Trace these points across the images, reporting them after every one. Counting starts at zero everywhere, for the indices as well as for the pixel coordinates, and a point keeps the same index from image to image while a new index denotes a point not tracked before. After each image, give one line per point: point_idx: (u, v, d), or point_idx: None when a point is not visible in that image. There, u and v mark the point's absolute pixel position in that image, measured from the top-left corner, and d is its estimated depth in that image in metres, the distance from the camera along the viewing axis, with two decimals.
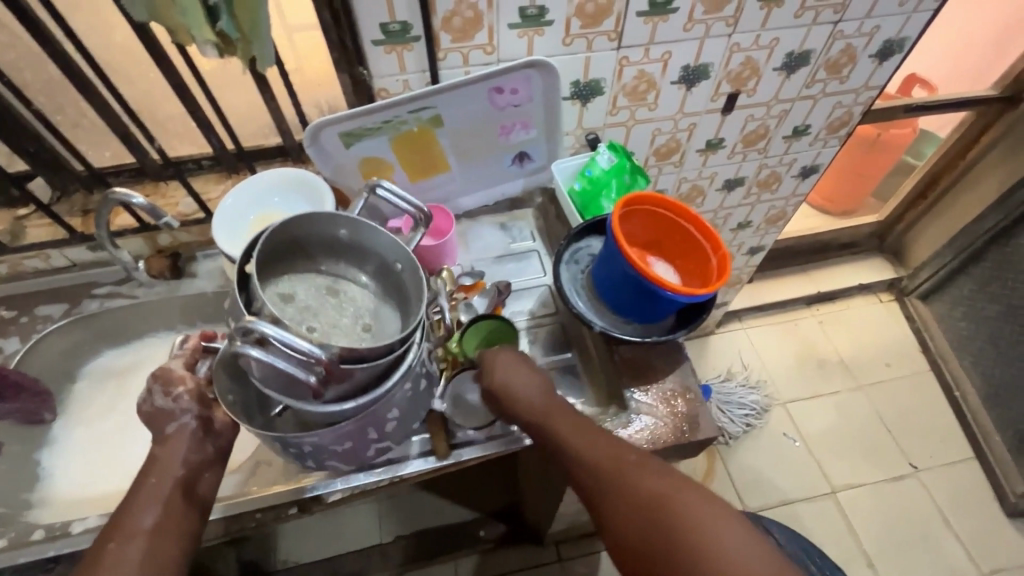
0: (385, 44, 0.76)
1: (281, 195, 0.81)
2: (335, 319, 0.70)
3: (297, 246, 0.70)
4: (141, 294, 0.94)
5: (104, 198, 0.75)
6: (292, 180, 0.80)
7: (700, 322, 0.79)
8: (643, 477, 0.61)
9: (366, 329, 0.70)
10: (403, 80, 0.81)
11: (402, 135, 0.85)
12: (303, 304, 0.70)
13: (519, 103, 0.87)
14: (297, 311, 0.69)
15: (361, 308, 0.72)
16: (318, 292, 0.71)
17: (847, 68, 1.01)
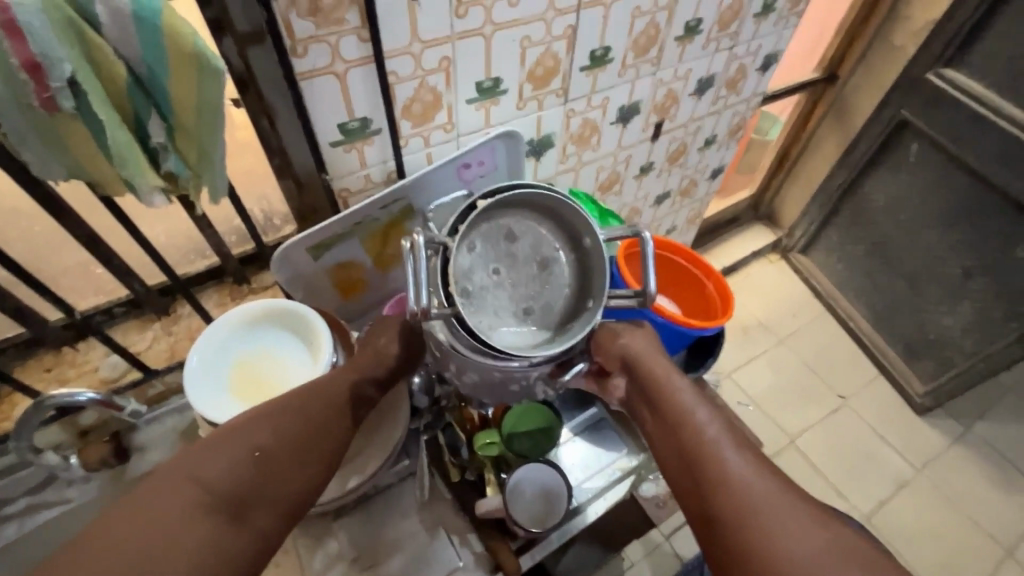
0: (344, 143, 0.69)
1: (254, 335, 0.68)
2: (516, 285, 0.61)
3: (543, 215, 0.62)
4: (76, 493, 0.74)
5: (28, 407, 0.59)
6: (262, 313, 0.68)
7: (720, 352, 0.81)
8: (781, 503, 0.52)
9: (526, 313, 0.61)
10: (365, 174, 0.74)
11: (373, 233, 0.76)
12: (512, 255, 0.61)
13: (485, 174, 0.82)
14: (501, 252, 0.61)
15: (549, 300, 0.61)
16: (533, 256, 0.62)
17: (740, 82, 1.13)
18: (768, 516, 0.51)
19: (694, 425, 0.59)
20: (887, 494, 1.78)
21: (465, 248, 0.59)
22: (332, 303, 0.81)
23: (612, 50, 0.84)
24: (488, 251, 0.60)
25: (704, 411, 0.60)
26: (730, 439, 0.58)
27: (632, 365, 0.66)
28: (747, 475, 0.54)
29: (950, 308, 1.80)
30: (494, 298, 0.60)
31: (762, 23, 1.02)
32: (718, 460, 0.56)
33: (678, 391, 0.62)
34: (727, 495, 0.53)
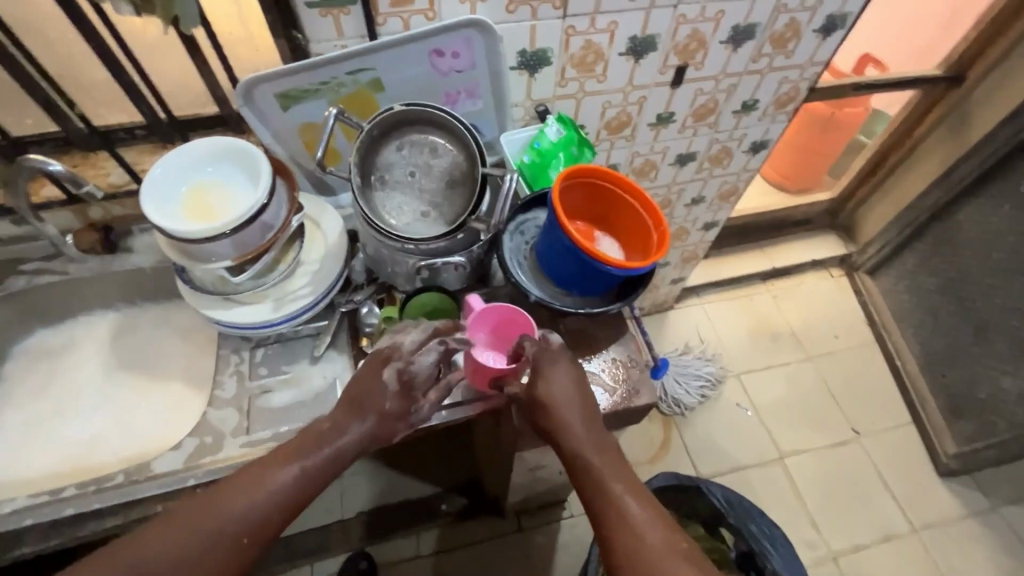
0: (320, 6, 0.73)
1: (213, 164, 0.78)
2: (422, 191, 0.77)
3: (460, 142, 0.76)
4: (73, 270, 0.90)
5: (17, 166, 0.77)
6: (224, 150, 0.77)
7: (635, 297, 0.80)
8: (608, 457, 0.69)
9: (419, 215, 0.76)
10: (341, 45, 0.79)
11: (341, 98, 0.83)
12: (427, 166, 0.77)
13: (461, 69, 0.85)
14: (421, 163, 0.77)
15: (442, 209, 0.76)
16: (445, 174, 0.77)
17: (792, 42, 1.02)
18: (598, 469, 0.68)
19: (561, 398, 0.71)
20: (868, 541, 1.65)
21: (389, 149, 0.76)
22: (306, 165, 0.90)
23: None
24: (411, 157, 0.76)
25: (575, 393, 0.72)
26: (586, 409, 0.72)
27: (540, 357, 0.73)
28: (589, 439, 0.70)
29: (1014, 370, 1.57)
30: (399, 193, 0.76)
31: None
32: (568, 433, 0.70)
33: (557, 381, 0.72)
34: (574, 454, 0.70)
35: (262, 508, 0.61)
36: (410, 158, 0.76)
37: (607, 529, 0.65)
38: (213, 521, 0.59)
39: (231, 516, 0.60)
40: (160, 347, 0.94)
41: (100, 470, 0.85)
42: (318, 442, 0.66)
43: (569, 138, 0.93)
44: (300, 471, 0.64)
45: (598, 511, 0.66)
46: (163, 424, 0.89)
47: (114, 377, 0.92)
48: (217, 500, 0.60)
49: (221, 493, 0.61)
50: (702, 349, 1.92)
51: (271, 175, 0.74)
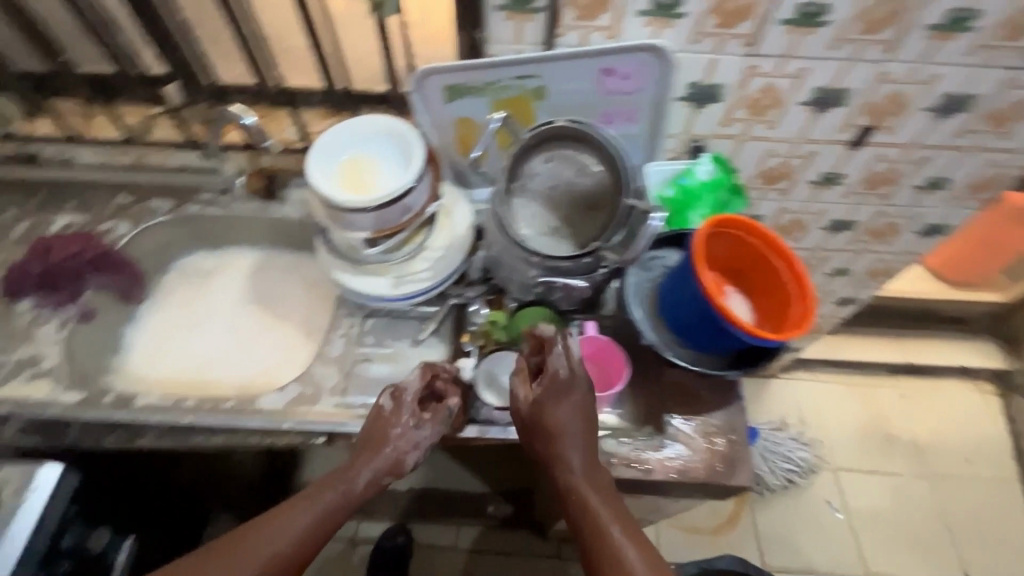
0: (507, 10, 0.74)
1: (372, 139, 0.82)
2: (559, 207, 0.76)
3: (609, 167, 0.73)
4: (236, 207, 1.01)
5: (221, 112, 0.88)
6: (385, 129, 0.82)
7: (757, 369, 0.73)
8: (604, 488, 0.68)
9: (549, 230, 0.75)
10: (516, 50, 0.80)
11: (501, 100, 0.84)
12: (569, 183, 0.75)
13: (626, 91, 0.83)
14: (565, 179, 0.76)
15: (574, 229, 0.75)
16: (586, 195, 0.75)
17: (1014, 123, 0.87)
18: (592, 504, 0.66)
19: (562, 423, 0.69)
20: None
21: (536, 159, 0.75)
22: (452, 156, 0.93)
23: (830, 12, 0.73)
24: (555, 171, 0.75)
25: (577, 420, 0.70)
26: (582, 438, 0.69)
27: (549, 387, 0.70)
28: (587, 468, 0.68)
29: None
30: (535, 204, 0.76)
31: None
32: (565, 462, 0.68)
33: (562, 409, 0.69)
34: (570, 483, 0.68)
35: (308, 524, 0.68)
36: (555, 172, 0.75)
37: (597, 560, 0.63)
38: (291, 520, 0.68)
39: (283, 534, 0.66)
40: (287, 294, 1.04)
41: (215, 388, 0.95)
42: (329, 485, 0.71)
43: (719, 179, 0.88)
44: (314, 514, 0.69)
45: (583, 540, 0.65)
46: (274, 363, 0.97)
47: (244, 310, 1.02)
48: (261, 533, 0.66)
49: (269, 523, 0.67)
50: (799, 430, 1.74)
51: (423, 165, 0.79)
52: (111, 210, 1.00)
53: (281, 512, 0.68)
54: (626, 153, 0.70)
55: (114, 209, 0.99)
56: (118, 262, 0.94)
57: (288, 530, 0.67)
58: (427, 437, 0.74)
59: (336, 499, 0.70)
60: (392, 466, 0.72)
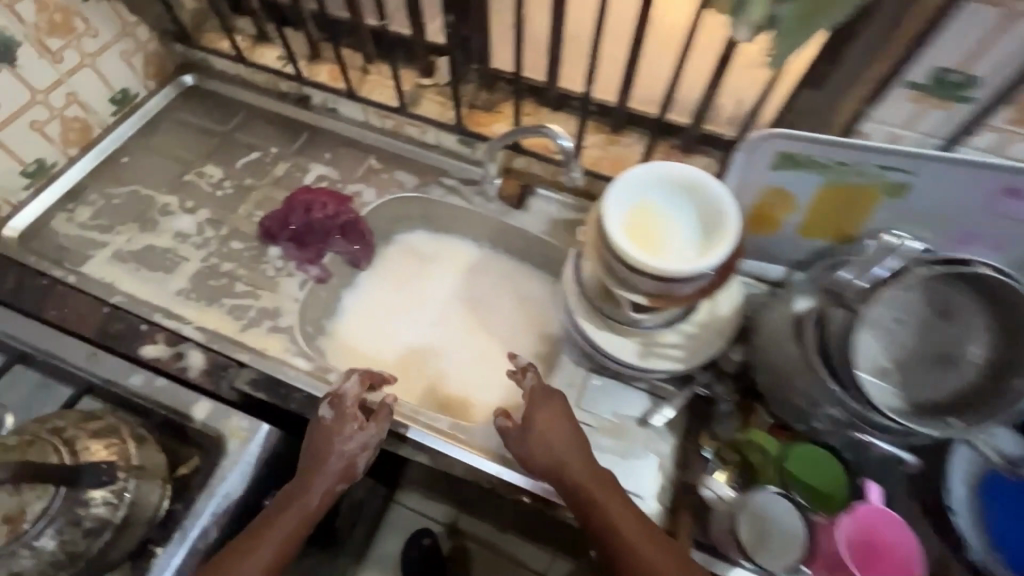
0: (923, 91, 0.60)
1: (680, 192, 0.71)
2: (901, 347, 0.62)
3: (997, 328, 0.59)
4: (478, 203, 0.96)
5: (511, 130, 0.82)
6: (698, 188, 0.70)
7: None
8: (625, 508, 0.63)
9: (882, 370, 0.61)
10: (897, 135, 0.66)
11: (841, 185, 0.69)
12: (926, 325, 0.61)
13: (1015, 216, 0.65)
14: (922, 318, 0.61)
15: (915, 382, 0.61)
16: (941, 346, 0.61)
17: None
18: (623, 522, 0.62)
19: (559, 442, 0.66)
20: None
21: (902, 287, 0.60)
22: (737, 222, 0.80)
23: None
24: (915, 305, 0.61)
25: (574, 447, 0.66)
26: (574, 445, 0.66)
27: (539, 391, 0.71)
28: (586, 472, 0.65)
29: None
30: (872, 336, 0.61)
31: None
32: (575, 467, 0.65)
33: (553, 433, 0.67)
34: (602, 500, 0.63)
35: (271, 558, 0.63)
36: (915, 307, 0.61)
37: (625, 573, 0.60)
38: (291, 501, 0.66)
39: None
40: (499, 303, 0.98)
41: (412, 381, 0.92)
42: (286, 501, 0.66)
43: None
44: (273, 550, 0.63)
45: None
46: (472, 375, 0.93)
47: (455, 306, 0.98)
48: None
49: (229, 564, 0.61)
50: None
51: (733, 249, 0.66)
52: (361, 171, 0.99)
53: (258, 533, 0.64)
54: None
55: (365, 173, 0.99)
56: (360, 231, 0.93)
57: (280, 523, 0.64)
58: (374, 439, 0.70)
59: (300, 519, 0.65)
60: (346, 470, 0.69)
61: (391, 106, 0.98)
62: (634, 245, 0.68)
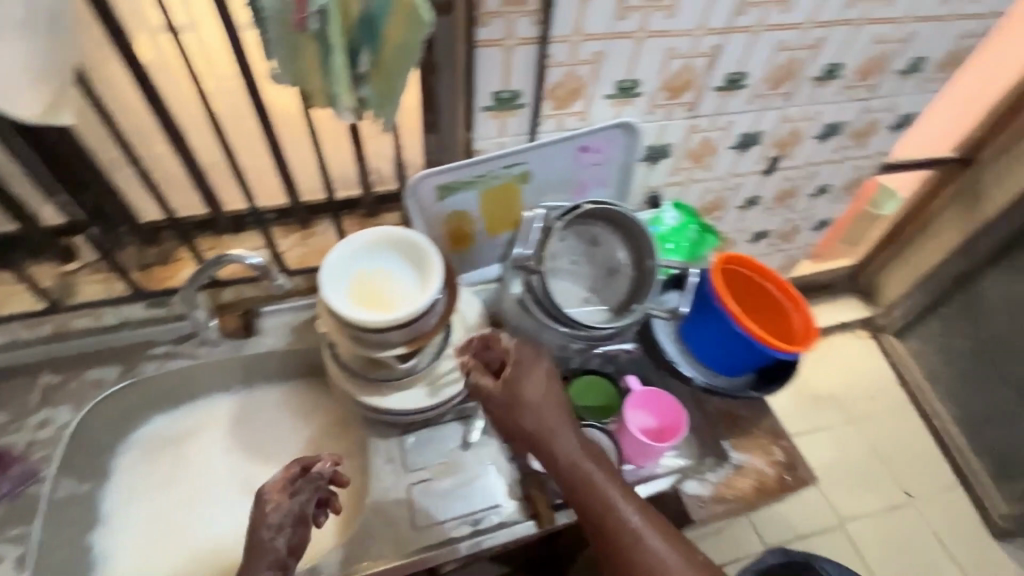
0: (493, 110, 0.79)
1: (389, 251, 0.79)
2: (583, 278, 0.80)
3: (626, 233, 0.80)
4: (204, 353, 0.88)
5: (197, 273, 0.78)
6: (404, 245, 0.79)
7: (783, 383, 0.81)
8: (640, 506, 0.67)
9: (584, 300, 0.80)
10: (500, 142, 0.84)
11: (491, 189, 0.88)
12: (587, 257, 0.81)
13: (599, 161, 0.91)
14: (584, 251, 0.81)
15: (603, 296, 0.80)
16: (605, 263, 0.80)
17: (868, 137, 1.13)
18: (622, 506, 0.66)
19: (533, 408, 0.68)
20: None
21: (556, 240, 0.79)
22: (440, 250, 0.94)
23: (746, 77, 0.89)
24: (574, 247, 0.80)
25: (548, 399, 0.69)
26: (557, 407, 0.70)
27: (521, 364, 0.70)
28: (547, 409, 0.69)
29: None
30: (562, 281, 0.80)
31: (903, 82, 1.02)
32: (563, 438, 0.68)
33: (534, 383, 0.69)
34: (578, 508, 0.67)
35: None
36: (573, 247, 0.80)
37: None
38: None
39: None
40: (285, 435, 0.92)
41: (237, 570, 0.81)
42: None
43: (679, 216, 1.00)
44: None
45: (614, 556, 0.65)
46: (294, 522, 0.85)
47: (244, 463, 0.88)
48: None
49: None
50: None
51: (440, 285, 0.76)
52: (38, 397, 0.82)
53: None
54: (636, 219, 0.77)
55: (44, 396, 0.82)
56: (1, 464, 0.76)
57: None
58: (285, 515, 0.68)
59: None
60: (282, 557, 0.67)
61: (38, 311, 0.86)
62: (354, 304, 0.74)
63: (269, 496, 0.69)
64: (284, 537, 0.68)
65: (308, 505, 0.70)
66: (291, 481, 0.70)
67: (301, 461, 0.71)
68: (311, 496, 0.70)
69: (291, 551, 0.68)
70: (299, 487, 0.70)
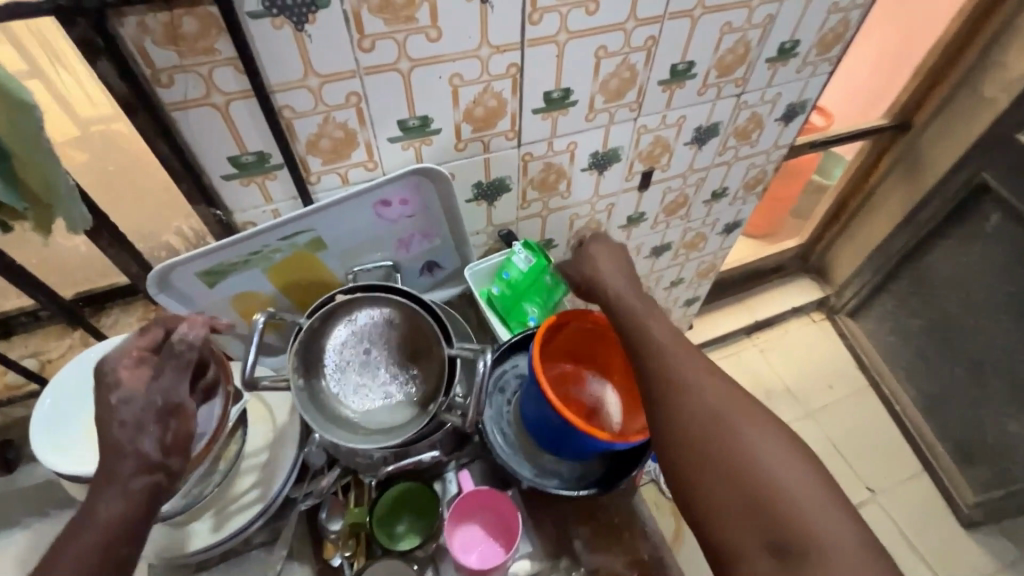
0: (240, 177, 0.63)
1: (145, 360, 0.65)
2: (378, 373, 0.64)
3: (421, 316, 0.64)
4: None
5: None
6: None
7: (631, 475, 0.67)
8: (698, 368, 0.60)
9: (379, 401, 0.64)
10: (272, 210, 0.69)
11: (277, 264, 0.72)
12: (380, 347, 0.65)
13: (413, 213, 0.76)
14: (377, 339, 0.65)
15: (403, 393, 0.64)
16: (403, 353, 0.65)
17: (755, 132, 0.98)
18: (713, 409, 0.56)
19: (655, 334, 0.64)
20: None
21: (336, 331, 0.63)
22: (243, 333, 0.79)
23: (572, 92, 0.73)
24: (363, 336, 0.64)
25: (620, 278, 0.74)
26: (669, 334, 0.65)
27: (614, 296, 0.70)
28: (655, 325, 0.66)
29: (1017, 413, 1.49)
30: (350, 380, 0.64)
31: (779, 69, 0.87)
32: (658, 320, 0.67)
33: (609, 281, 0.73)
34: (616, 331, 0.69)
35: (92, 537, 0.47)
36: (360, 337, 0.64)
37: (727, 461, 0.53)
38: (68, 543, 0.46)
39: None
40: None
41: None
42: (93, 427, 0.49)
43: (534, 263, 0.84)
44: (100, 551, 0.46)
45: (739, 485, 0.52)
46: None
47: None
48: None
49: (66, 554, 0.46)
50: None
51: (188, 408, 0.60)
52: None
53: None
54: (431, 312, 0.63)
55: None
56: None
57: (118, 485, 0.48)
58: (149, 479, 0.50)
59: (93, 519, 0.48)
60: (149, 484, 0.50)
61: None
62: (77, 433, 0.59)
63: (118, 383, 0.51)
64: (151, 437, 0.50)
65: (177, 387, 0.52)
66: (148, 357, 0.53)
67: (165, 325, 0.55)
68: (184, 371, 0.53)
69: (165, 453, 0.51)
70: (160, 362, 0.53)
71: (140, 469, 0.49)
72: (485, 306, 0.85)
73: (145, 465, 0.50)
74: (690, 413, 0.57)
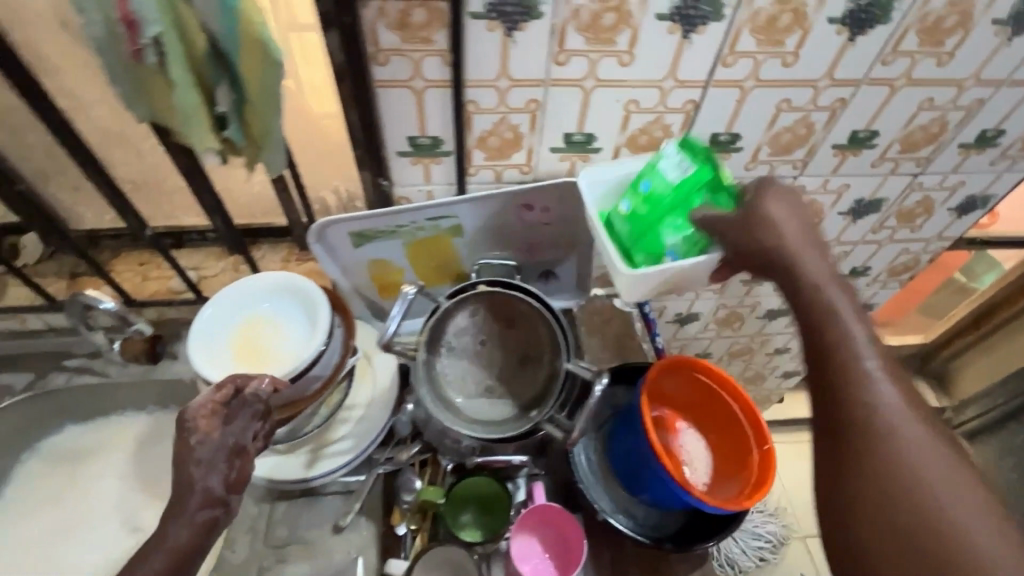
0: (412, 155, 0.68)
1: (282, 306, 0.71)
2: (487, 365, 0.67)
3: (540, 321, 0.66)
4: (113, 373, 0.87)
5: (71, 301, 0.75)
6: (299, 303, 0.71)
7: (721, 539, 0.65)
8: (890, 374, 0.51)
9: (483, 392, 0.67)
10: (428, 190, 0.73)
11: (416, 241, 0.77)
12: (495, 341, 0.68)
13: (550, 222, 0.78)
14: (493, 333, 0.68)
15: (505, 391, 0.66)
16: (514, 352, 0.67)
17: (920, 217, 0.90)
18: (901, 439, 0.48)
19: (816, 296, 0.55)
20: None
21: (460, 317, 0.67)
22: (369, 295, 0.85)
23: (741, 139, 0.72)
24: (482, 328, 0.68)
25: (795, 221, 0.58)
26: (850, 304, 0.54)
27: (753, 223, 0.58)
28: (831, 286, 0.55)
29: None
30: (461, 366, 0.67)
31: (972, 156, 0.79)
32: (815, 259, 0.57)
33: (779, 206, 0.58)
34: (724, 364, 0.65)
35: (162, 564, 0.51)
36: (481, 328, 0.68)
37: (884, 482, 0.47)
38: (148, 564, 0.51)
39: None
40: None
41: None
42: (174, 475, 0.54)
43: (686, 179, 0.61)
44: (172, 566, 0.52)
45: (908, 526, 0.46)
46: None
47: (134, 493, 0.85)
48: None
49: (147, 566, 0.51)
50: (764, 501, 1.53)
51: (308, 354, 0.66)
52: None
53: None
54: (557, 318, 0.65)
55: None
56: None
57: (184, 519, 0.52)
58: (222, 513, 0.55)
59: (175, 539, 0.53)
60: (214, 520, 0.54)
61: None
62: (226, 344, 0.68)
63: (195, 428, 0.56)
64: (217, 474, 0.55)
65: (244, 432, 0.58)
66: (221, 408, 0.58)
67: (237, 382, 0.60)
68: (251, 421, 0.59)
69: (228, 488, 0.55)
70: (231, 412, 0.58)
71: (206, 502, 0.54)
72: (603, 229, 0.68)
73: (209, 498, 0.54)
74: (859, 409, 0.50)
